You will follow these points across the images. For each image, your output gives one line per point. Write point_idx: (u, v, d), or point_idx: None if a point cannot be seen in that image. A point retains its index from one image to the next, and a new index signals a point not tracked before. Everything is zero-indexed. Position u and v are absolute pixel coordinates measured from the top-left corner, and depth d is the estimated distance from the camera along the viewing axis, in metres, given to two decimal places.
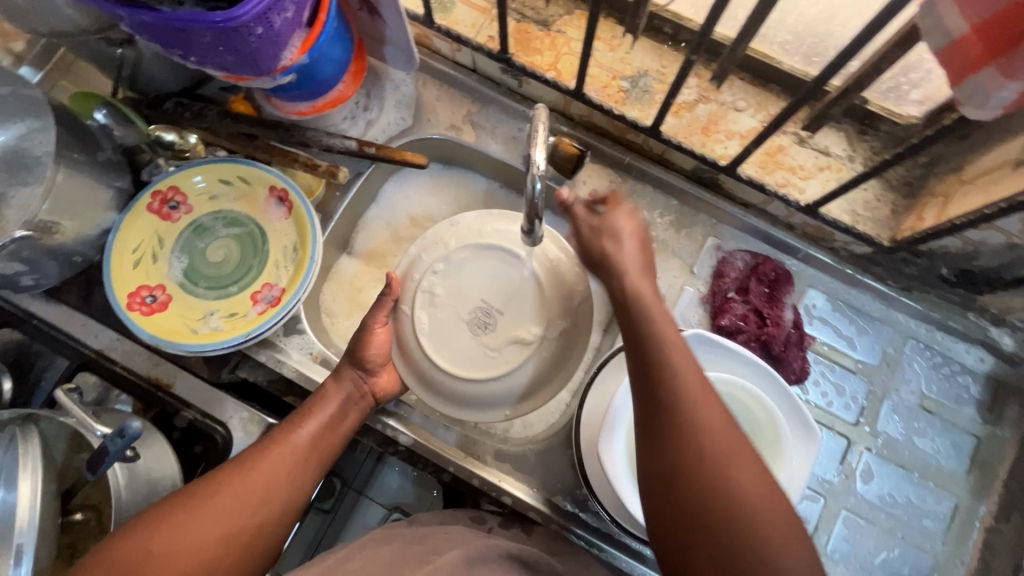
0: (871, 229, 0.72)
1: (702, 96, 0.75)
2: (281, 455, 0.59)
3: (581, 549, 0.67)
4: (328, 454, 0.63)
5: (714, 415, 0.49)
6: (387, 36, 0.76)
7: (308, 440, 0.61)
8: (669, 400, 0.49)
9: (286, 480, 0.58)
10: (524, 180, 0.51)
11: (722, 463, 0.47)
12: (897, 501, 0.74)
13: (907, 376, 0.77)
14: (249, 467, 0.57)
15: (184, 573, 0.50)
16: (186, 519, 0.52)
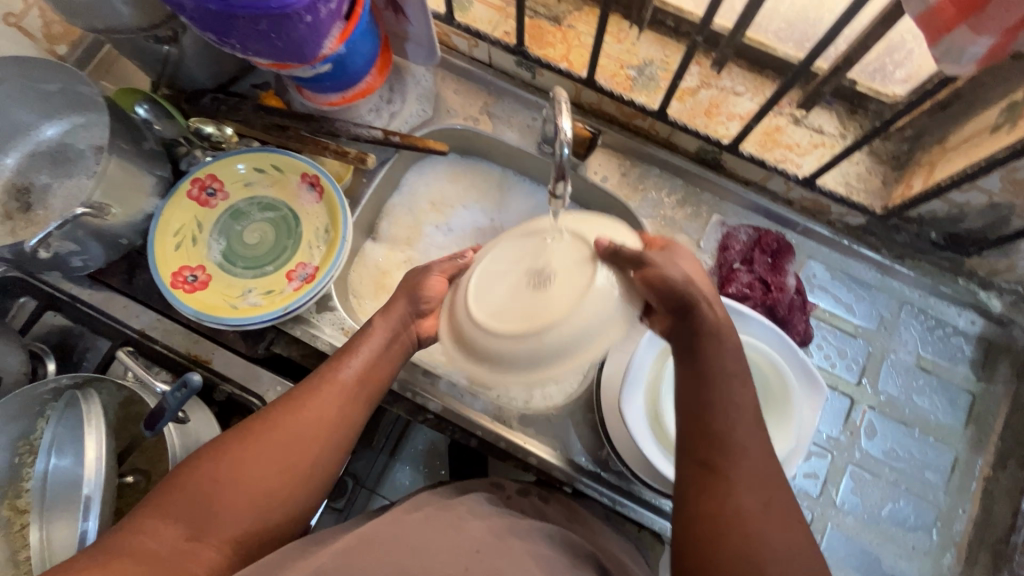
0: (864, 199, 0.77)
1: (704, 82, 0.81)
2: (330, 393, 0.59)
3: (597, 517, 0.72)
4: (377, 390, 0.62)
5: (756, 436, 0.52)
6: (411, 32, 0.82)
7: (354, 376, 0.61)
8: (717, 410, 0.53)
9: (335, 418, 0.58)
10: (553, 145, 0.56)
11: (749, 477, 0.50)
12: (901, 456, 0.78)
13: (904, 338, 0.82)
14: (300, 406, 0.58)
15: (242, 511, 0.53)
16: (242, 457, 0.54)
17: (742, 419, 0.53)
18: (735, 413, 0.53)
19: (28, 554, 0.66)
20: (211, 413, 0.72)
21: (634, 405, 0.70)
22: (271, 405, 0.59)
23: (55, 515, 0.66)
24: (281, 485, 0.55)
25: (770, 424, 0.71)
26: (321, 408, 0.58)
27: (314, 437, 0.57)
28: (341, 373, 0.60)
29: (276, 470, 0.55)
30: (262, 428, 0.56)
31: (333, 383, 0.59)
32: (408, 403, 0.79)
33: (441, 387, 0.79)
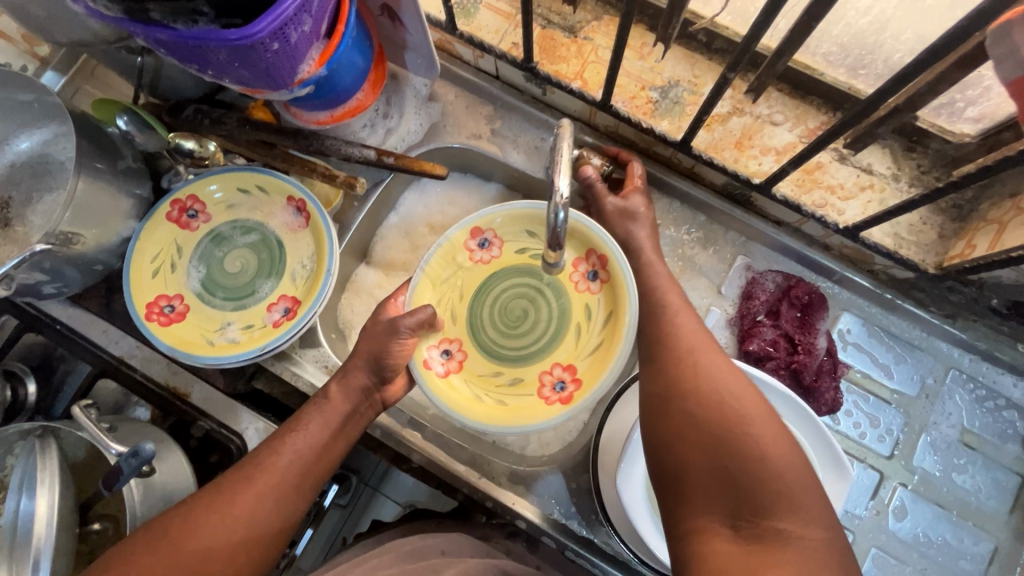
0: (915, 253, 0.67)
1: (736, 108, 0.71)
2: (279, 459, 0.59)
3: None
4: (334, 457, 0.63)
5: (721, 369, 0.53)
6: (409, 41, 0.74)
7: (306, 444, 0.61)
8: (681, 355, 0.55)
9: (289, 484, 0.58)
10: (548, 212, 0.49)
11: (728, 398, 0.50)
12: (933, 541, 0.70)
13: (947, 409, 0.72)
14: (249, 475, 0.58)
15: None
16: (184, 527, 0.54)
17: (703, 356, 0.55)
18: (695, 355, 0.55)
19: None
20: (186, 455, 0.69)
21: (634, 478, 0.64)
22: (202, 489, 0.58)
23: (21, 560, 0.63)
24: (219, 546, 0.53)
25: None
26: (273, 471, 0.58)
27: (265, 499, 0.57)
28: (286, 441, 0.61)
29: (197, 533, 0.54)
30: (194, 502, 0.56)
31: (275, 450, 0.60)
32: (392, 451, 0.75)
33: (427, 433, 0.75)
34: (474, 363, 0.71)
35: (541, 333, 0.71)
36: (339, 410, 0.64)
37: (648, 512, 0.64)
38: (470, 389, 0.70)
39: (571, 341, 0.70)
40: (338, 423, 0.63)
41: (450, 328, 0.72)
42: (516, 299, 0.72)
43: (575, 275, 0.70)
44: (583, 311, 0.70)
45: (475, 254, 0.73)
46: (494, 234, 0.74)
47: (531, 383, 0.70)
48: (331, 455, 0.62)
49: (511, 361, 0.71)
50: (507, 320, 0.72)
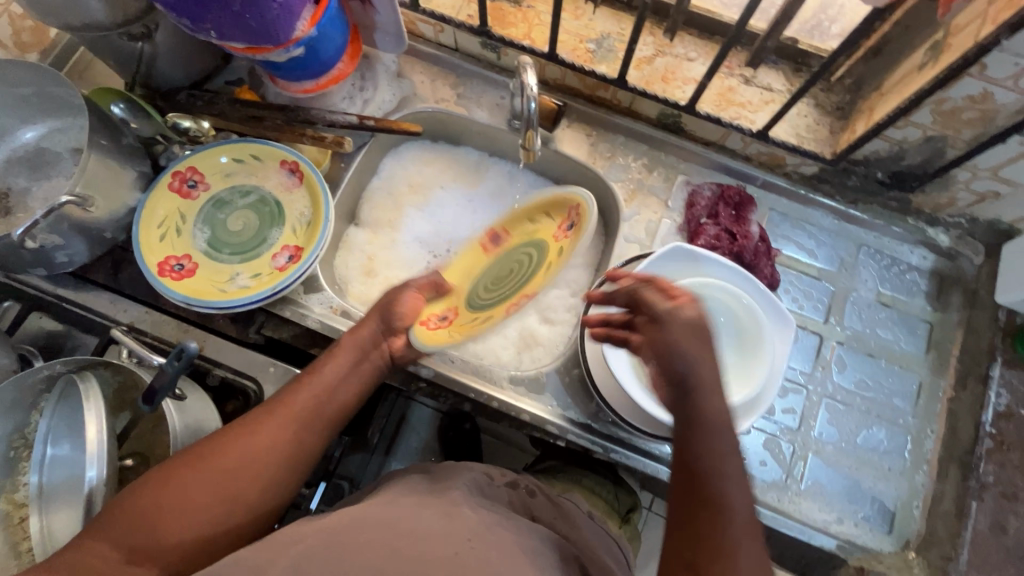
0: (814, 147, 0.83)
1: (659, 51, 0.86)
2: (286, 414, 0.64)
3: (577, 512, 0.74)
4: (339, 413, 0.68)
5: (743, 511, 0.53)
6: (378, 20, 0.86)
7: (314, 399, 0.66)
8: (721, 514, 0.52)
9: (293, 441, 0.63)
10: (524, 101, 0.70)
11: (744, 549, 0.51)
12: (871, 386, 0.83)
13: (864, 277, 0.87)
14: (256, 431, 0.62)
15: (189, 527, 0.56)
16: (188, 476, 0.57)
17: (748, 547, 0.51)
18: (741, 546, 0.51)
19: (29, 545, 0.66)
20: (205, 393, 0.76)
21: (619, 352, 0.74)
22: (228, 425, 0.63)
23: (53, 505, 0.66)
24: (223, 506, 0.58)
25: (743, 357, 0.75)
26: (280, 425, 0.63)
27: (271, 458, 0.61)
28: (312, 384, 0.67)
29: (229, 475, 0.59)
30: (220, 443, 0.60)
31: (298, 393, 0.66)
32: (401, 373, 0.82)
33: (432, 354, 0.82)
34: (463, 318, 0.79)
35: (518, 284, 0.78)
36: (354, 356, 0.71)
37: (635, 379, 0.73)
38: (453, 336, 0.77)
39: (542, 279, 0.75)
40: (354, 368, 0.71)
41: (451, 299, 0.82)
42: (510, 265, 0.81)
43: (557, 233, 0.80)
44: (556, 252, 0.77)
45: (487, 245, 0.84)
46: (505, 230, 0.85)
47: (496, 316, 0.74)
48: (347, 396, 0.69)
49: (487, 309, 0.77)
50: (496, 281, 0.80)
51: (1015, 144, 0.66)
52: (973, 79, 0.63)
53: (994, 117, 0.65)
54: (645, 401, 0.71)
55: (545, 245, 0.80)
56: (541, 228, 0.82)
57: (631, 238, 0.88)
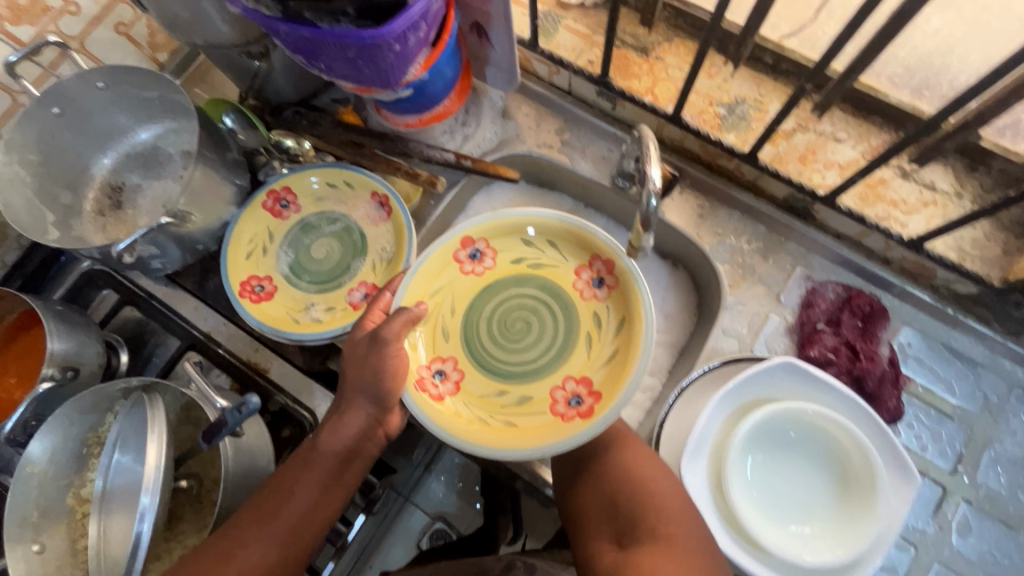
0: (979, 267, 0.71)
1: (801, 125, 0.75)
2: (258, 536, 0.61)
3: None
4: (318, 529, 0.65)
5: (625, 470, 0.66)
6: (492, 57, 0.81)
7: (292, 520, 0.63)
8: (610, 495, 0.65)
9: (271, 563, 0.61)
10: (644, 196, 0.59)
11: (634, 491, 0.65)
12: (999, 561, 0.69)
13: (1012, 427, 0.72)
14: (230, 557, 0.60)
15: None
16: None
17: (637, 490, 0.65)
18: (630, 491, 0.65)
19: (86, 545, 0.69)
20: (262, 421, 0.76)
21: (696, 472, 0.66)
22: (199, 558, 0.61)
23: (110, 511, 0.68)
24: None
25: (851, 510, 0.64)
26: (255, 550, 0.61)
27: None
28: (283, 503, 0.63)
29: None
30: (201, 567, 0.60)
31: (271, 503, 0.63)
32: None
33: None
34: (470, 382, 0.73)
35: (545, 346, 0.74)
36: (333, 465, 0.65)
37: (712, 506, 0.65)
38: (469, 413, 0.71)
39: (584, 354, 0.73)
40: (331, 478, 0.65)
41: (442, 347, 0.75)
42: (514, 313, 0.75)
43: (579, 283, 0.75)
44: (592, 319, 0.74)
45: (465, 265, 0.76)
46: (485, 244, 0.77)
47: (542, 401, 0.71)
48: (331, 510, 0.66)
49: (515, 380, 0.73)
50: (503, 333, 0.75)
51: None
52: None
53: None
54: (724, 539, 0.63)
55: (566, 295, 0.75)
56: (547, 266, 0.76)
57: (730, 331, 0.78)
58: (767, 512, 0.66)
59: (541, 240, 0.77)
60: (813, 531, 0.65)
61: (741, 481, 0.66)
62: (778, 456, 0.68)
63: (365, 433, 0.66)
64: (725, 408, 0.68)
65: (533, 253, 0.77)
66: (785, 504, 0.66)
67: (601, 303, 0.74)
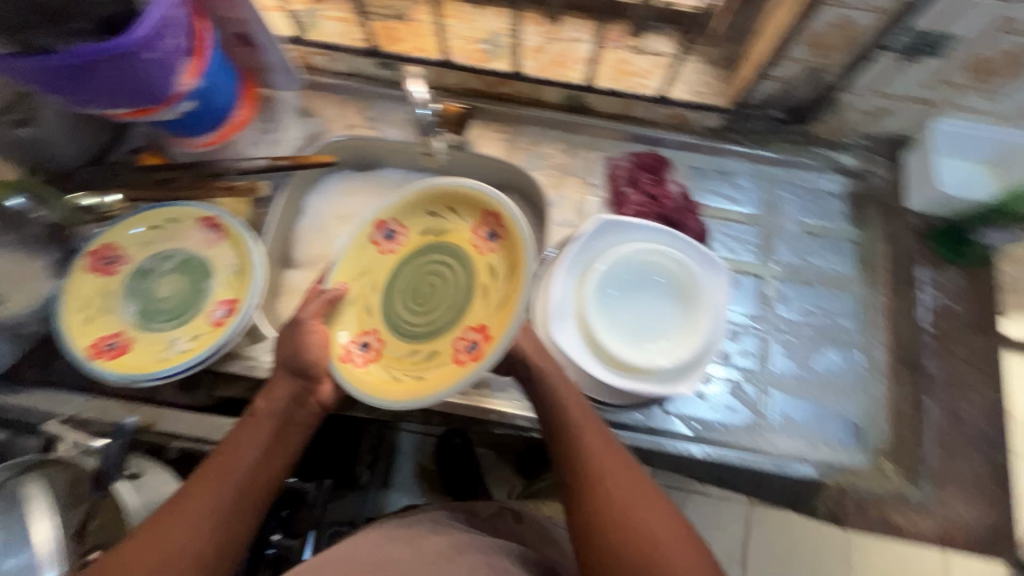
0: (712, 100, 0.86)
1: (548, 39, 0.88)
2: (215, 479, 0.62)
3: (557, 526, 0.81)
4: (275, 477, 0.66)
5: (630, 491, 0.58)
6: (268, 62, 0.87)
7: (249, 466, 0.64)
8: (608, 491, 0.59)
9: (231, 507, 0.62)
10: (414, 104, 0.83)
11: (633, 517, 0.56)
12: (814, 312, 0.86)
13: (786, 212, 0.91)
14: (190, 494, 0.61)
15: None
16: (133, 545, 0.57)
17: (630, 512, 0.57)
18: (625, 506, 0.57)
19: None
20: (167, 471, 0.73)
21: (566, 332, 0.76)
22: (163, 505, 0.62)
23: None
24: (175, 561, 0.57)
25: (693, 320, 0.76)
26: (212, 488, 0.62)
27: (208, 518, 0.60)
28: (237, 452, 0.65)
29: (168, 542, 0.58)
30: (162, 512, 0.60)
31: (208, 484, 0.62)
32: None
33: None
34: (391, 348, 0.76)
35: (449, 303, 0.75)
36: (278, 420, 0.68)
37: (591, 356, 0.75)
38: (388, 373, 0.74)
39: (482, 304, 0.72)
40: (271, 442, 0.67)
41: (367, 323, 0.78)
42: (428, 278, 0.79)
43: (478, 240, 0.77)
44: (487, 272, 0.74)
45: (381, 246, 0.81)
46: (397, 225, 0.81)
47: (445, 352, 0.72)
48: (282, 463, 0.67)
49: (427, 338, 0.75)
50: (418, 297, 0.78)
51: (885, 60, 0.71)
52: (832, 8, 0.66)
53: (859, 40, 0.70)
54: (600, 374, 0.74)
55: (466, 254, 0.77)
56: (452, 232, 0.79)
57: (562, 222, 0.89)
58: (637, 344, 0.76)
59: (444, 210, 0.81)
60: (676, 346, 0.75)
61: (610, 324, 0.77)
62: (642, 297, 0.79)
63: (297, 398, 0.70)
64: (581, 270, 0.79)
65: (440, 217, 0.80)
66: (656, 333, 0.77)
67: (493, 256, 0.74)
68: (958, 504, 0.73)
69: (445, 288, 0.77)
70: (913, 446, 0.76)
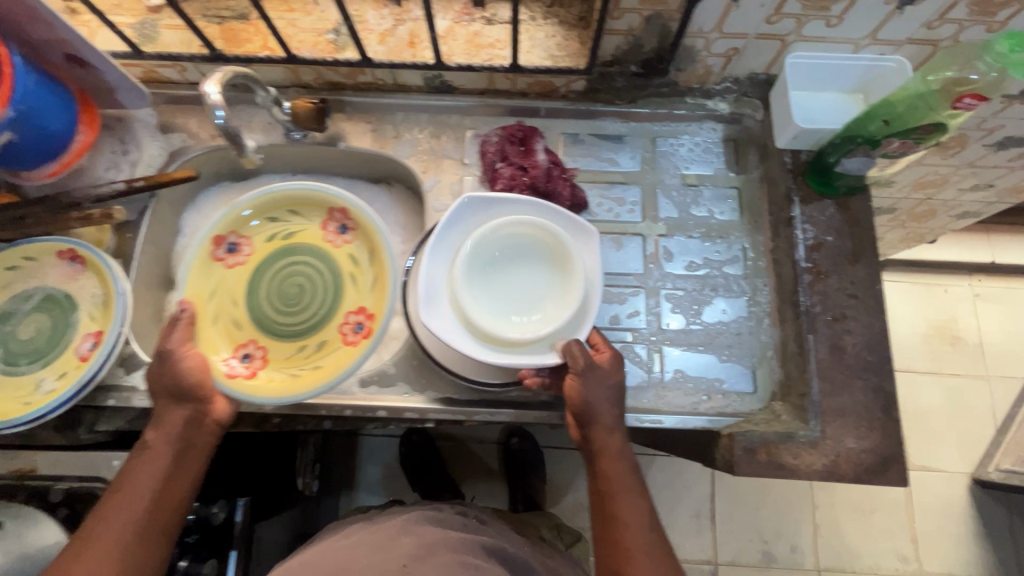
0: (569, 62, 0.84)
1: (397, 20, 0.86)
2: (116, 519, 0.65)
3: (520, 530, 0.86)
4: (178, 506, 0.68)
5: (625, 484, 0.71)
6: (111, 81, 0.82)
7: (148, 502, 0.66)
8: (614, 497, 0.71)
9: (137, 541, 0.65)
10: (208, 110, 0.69)
11: (621, 501, 0.71)
12: (699, 264, 0.85)
13: (666, 166, 0.89)
14: (91, 537, 0.64)
15: None
16: None
17: (624, 502, 0.71)
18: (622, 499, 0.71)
19: None
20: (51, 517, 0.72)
21: (444, 315, 0.73)
22: (70, 544, 0.64)
23: None
24: None
25: (565, 287, 0.75)
26: (114, 526, 0.65)
27: (115, 555, 0.64)
28: (131, 491, 0.66)
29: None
30: (69, 552, 0.64)
31: (112, 517, 0.65)
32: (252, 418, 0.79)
33: None
34: (274, 352, 0.80)
35: (317, 299, 0.82)
36: (170, 452, 0.68)
37: (471, 338, 0.72)
38: (280, 373, 0.77)
39: (351, 291, 0.82)
40: (171, 469, 0.68)
41: (241, 338, 0.80)
42: (288, 279, 0.84)
43: (328, 235, 0.84)
44: (348, 260, 0.83)
45: (227, 260, 0.81)
46: (238, 236, 0.82)
47: (334, 339, 0.79)
48: (184, 489, 0.69)
49: (304, 334, 0.81)
50: (283, 299, 0.83)
51: None
52: None
53: None
54: (488, 358, 0.70)
55: (320, 250, 0.84)
56: (298, 232, 0.84)
57: (439, 206, 0.88)
58: (510, 320, 0.75)
59: (282, 213, 0.84)
60: (551, 313, 0.75)
61: (481, 303, 0.75)
62: (513, 271, 0.78)
63: (192, 423, 0.70)
64: (448, 254, 0.76)
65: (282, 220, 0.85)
66: (530, 307, 0.76)
67: (352, 245, 0.83)
68: (846, 436, 0.73)
69: (313, 286, 0.83)
70: (800, 385, 0.76)
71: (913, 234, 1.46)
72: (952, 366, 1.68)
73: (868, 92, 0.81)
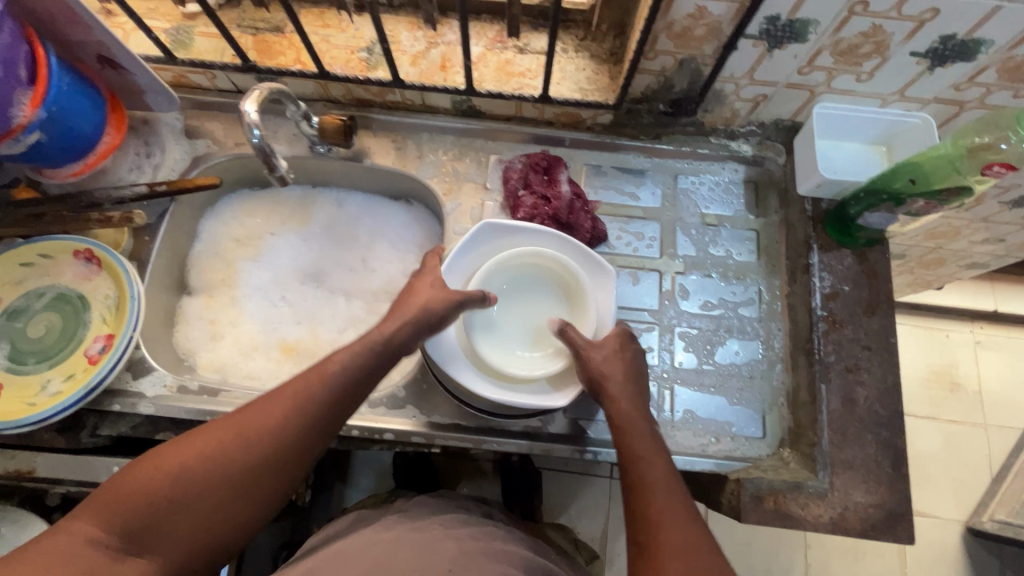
0: (598, 96, 0.85)
1: (430, 43, 0.87)
2: (270, 409, 0.62)
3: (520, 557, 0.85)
4: (337, 419, 0.64)
5: (665, 494, 0.60)
6: (141, 84, 0.82)
7: (320, 400, 0.63)
8: (648, 506, 0.60)
9: (282, 439, 0.60)
10: (243, 128, 0.69)
11: (660, 510, 0.59)
12: (714, 304, 0.85)
13: (686, 204, 0.90)
14: (251, 417, 0.61)
15: (190, 498, 0.56)
16: (177, 458, 0.58)
17: (658, 515, 0.59)
18: (658, 509, 0.59)
19: None
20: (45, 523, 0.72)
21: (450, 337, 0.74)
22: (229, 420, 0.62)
23: None
24: (223, 477, 0.57)
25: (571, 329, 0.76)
26: (262, 417, 0.61)
27: (260, 445, 0.59)
28: (314, 387, 0.64)
29: (218, 457, 0.58)
30: (210, 436, 0.60)
31: (272, 408, 0.62)
32: None
33: None
34: None
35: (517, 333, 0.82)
36: (381, 357, 0.68)
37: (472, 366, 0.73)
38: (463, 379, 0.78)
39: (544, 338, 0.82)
40: (360, 374, 0.66)
41: None
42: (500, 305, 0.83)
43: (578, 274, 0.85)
44: None
45: None
46: None
47: None
48: (355, 398, 0.66)
49: None
50: None
51: (748, 47, 0.71)
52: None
53: (718, 29, 0.70)
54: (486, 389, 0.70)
55: None
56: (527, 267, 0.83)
57: (458, 229, 0.88)
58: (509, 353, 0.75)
59: None
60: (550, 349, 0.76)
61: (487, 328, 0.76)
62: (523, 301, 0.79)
63: (407, 335, 0.69)
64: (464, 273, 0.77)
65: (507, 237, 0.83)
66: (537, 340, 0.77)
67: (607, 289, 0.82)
68: (854, 490, 0.73)
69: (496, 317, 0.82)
70: (810, 434, 0.76)
71: (920, 279, 1.47)
72: (949, 412, 1.68)
73: (891, 146, 0.82)
